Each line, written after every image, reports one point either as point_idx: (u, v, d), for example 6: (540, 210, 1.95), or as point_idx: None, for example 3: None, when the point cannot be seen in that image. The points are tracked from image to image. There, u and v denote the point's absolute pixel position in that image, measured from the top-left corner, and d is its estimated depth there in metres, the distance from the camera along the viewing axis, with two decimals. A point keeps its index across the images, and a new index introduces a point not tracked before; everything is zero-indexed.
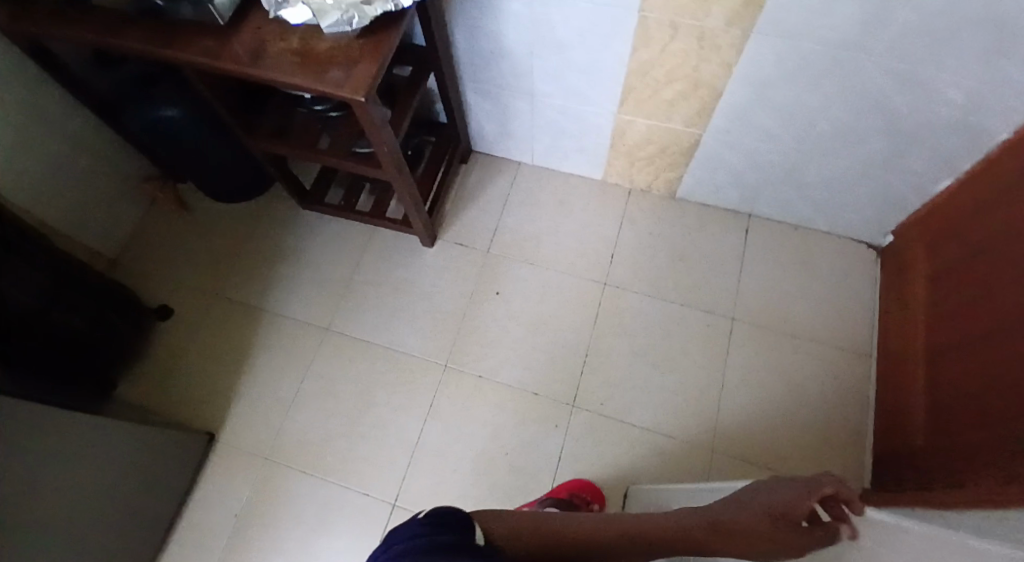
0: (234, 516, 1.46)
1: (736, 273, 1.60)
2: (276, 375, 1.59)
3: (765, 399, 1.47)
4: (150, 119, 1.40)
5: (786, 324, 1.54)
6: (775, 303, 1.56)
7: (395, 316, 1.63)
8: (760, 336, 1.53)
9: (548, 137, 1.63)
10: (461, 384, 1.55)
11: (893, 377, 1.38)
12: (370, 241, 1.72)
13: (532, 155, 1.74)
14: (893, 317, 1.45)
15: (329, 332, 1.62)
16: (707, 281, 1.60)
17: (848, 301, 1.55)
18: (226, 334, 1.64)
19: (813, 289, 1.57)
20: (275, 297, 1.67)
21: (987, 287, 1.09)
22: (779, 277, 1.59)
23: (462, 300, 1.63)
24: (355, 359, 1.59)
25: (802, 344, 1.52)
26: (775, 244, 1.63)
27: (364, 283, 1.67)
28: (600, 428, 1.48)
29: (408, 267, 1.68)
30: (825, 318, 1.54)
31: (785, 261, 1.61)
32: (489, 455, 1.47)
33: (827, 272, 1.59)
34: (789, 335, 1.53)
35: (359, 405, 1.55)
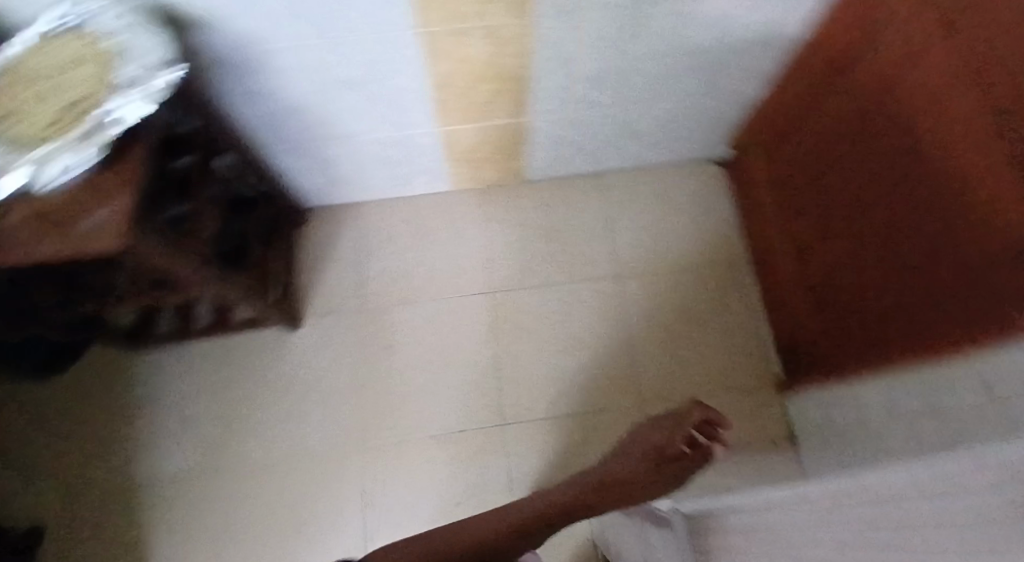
0: None
1: (607, 233, 1.63)
2: (192, 538, 1.40)
3: (673, 337, 1.54)
4: None
5: (665, 263, 1.61)
6: (651, 249, 1.62)
7: (286, 421, 1.47)
8: (649, 283, 1.59)
9: (380, 170, 1.51)
10: (386, 458, 1.44)
11: (772, 275, 1.51)
12: (228, 351, 1.52)
13: (365, 193, 1.62)
14: (755, 222, 1.56)
15: (221, 470, 1.43)
16: (583, 251, 1.62)
17: (709, 221, 1.66)
18: (116, 520, 1.40)
19: (676, 222, 1.65)
20: (150, 460, 1.45)
21: (837, 163, 1.14)
22: (645, 223, 1.65)
23: (350, 376, 1.50)
24: (265, 485, 1.42)
25: (685, 275, 1.60)
26: (630, 192, 1.68)
27: (237, 401, 1.48)
28: (542, 433, 1.45)
29: (280, 363, 1.51)
30: (694, 245, 1.63)
31: (644, 203, 1.67)
32: (446, 511, 1.40)
33: (683, 202, 1.67)
34: (672, 271, 1.60)
35: (289, 530, 1.40)
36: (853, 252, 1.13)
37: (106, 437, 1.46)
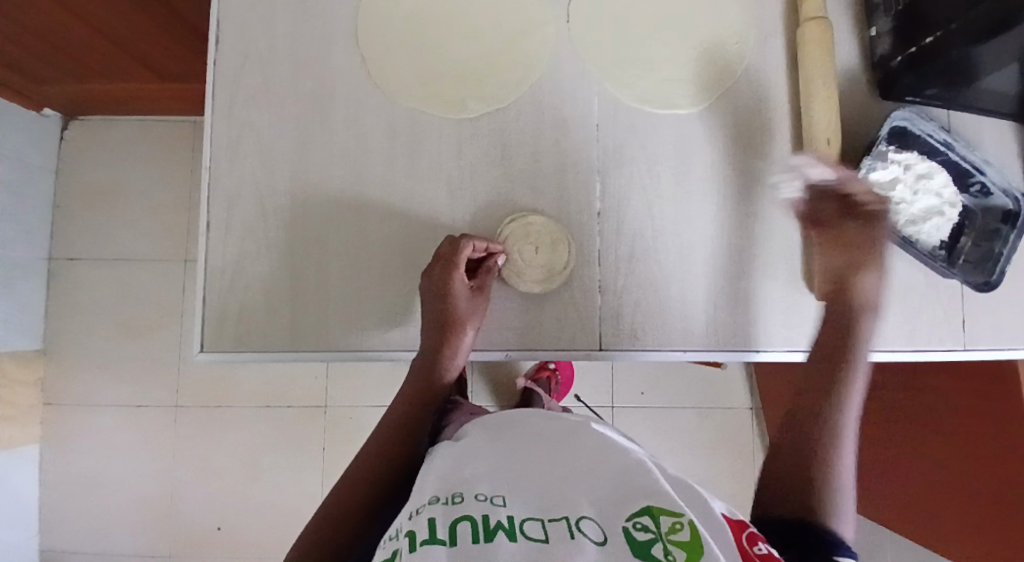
0: (309, 496, 1.43)
1: (285, 18, 0.73)
2: (119, 453, 1.42)
3: (530, 72, 0.74)
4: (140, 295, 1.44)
5: (518, 16, 0.74)
6: (405, 15, 0.73)
7: (119, 369, 1.44)
8: (463, 21, 0.74)
9: (159, 188, 1.45)
10: (213, 384, 1.45)
11: (617, 44, 0.75)
12: (64, 306, 1.43)
13: (122, 195, 1.45)
14: None
15: (102, 414, 1.43)
16: (258, 38, 0.72)
17: None
18: (65, 453, 1.42)
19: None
20: (72, 420, 1.43)
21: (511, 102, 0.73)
22: None
23: (169, 326, 1.44)
24: (139, 407, 1.43)
25: (543, 24, 0.74)
26: None
27: (85, 359, 1.43)
28: (358, 385, 1.45)
29: (86, 314, 1.44)
30: (492, 5, 0.74)
31: (302, 7, 0.73)
32: (279, 414, 1.44)
33: None
34: (486, 35, 0.74)
35: (186, 426, 1.43)
36: (730, 112, 0.75)
37: (87, 210, 1.45)
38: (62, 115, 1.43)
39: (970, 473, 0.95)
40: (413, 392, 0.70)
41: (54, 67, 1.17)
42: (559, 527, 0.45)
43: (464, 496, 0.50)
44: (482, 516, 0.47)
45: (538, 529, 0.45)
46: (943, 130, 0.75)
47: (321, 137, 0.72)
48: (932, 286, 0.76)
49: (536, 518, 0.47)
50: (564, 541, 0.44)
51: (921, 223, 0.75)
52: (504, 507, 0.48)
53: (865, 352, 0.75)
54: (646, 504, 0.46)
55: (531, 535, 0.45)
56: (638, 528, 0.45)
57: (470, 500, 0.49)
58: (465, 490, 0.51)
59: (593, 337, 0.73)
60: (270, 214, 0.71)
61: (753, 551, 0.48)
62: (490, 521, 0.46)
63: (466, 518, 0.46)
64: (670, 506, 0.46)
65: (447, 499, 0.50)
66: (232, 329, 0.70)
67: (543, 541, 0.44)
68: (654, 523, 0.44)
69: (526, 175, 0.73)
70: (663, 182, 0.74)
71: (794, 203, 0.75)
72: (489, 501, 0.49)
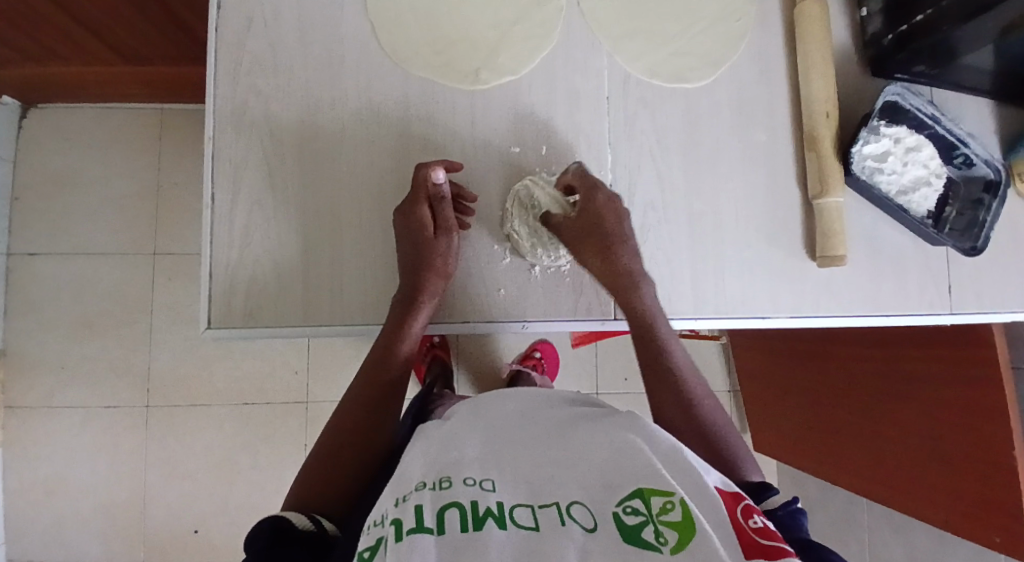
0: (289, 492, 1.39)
1: None
2: (85, 455, 1.36)
3: (536, 48, 0.75)
4: (107, 288, 1.38)
5: None
6: None
7: (84, 366, 1.37)
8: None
9: (127, 178, 1.39)
10: (185, 381, 1.39)
11: (619, 22, 0.77)
12: (21, 302, 1.36)
13: (86, 184, 1.38)
14: None
15: (67, 414, 1.36)
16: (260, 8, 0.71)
17: None
18: (25, 458, 1.35)
19: None
20: (30, 422, 1.35)
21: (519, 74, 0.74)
22: None
23: (138, 320, 1.38)
24: (107, 406, 1.37)
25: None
26: None
27: (45, 357, 1.36)
28: (340, 377, 1.43)
29: (44, 311, 1.36)
30: None
31: None
32: (258, 410, 1.40)
33: None
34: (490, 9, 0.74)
35: (158, 426, 1.38)
36: (730, 87, 0.78)
37: (47, 202, 1.37)
38: (18, 103, 1.34)
39: (946, 442, 1.00)
40: (386, 337, 0.68)
41: (16, 49, 1.11)
42: (551, 514, 0.45)
43: (452, 481, 0.48)
44: (470, 502, 0.45)
45: (527, 516, 0.45)
46: (931, 105, 0.78)
47: (334, 108, 0.71)
48: (922, 253, 0.80)
49: (526, 503, 0.46)
50: (556, 529, 0.43)
51: (911, 193, 0.78)
52: (494, 492, 0.47)
53: (859, 317, 0.78)
54: (638, 487, 0.46)
55: (521, 522, 0.44)
56: (628, 511, 0.44)
57: (458, 485, 0.47)
58: (452, 475, 0.49)
59: (607, 306, 0.74)
60: (281, 184, 0.70)
61: (747, 525, 0.45)
62: (479, 508, 0.45)
63: (454, 505, 0.45)
64: (661, 486, 0.46)
65: (434, 485, 0.48)
66: (242, 304, 0.68)
67: (535, 529, 0.43)
68: (645, 505, 0.44)
69: (539, 146, 0.75)
70: (672, 154, 0.76)
71: (796, 176, 0.78)
72: (478, 486, 0.48)
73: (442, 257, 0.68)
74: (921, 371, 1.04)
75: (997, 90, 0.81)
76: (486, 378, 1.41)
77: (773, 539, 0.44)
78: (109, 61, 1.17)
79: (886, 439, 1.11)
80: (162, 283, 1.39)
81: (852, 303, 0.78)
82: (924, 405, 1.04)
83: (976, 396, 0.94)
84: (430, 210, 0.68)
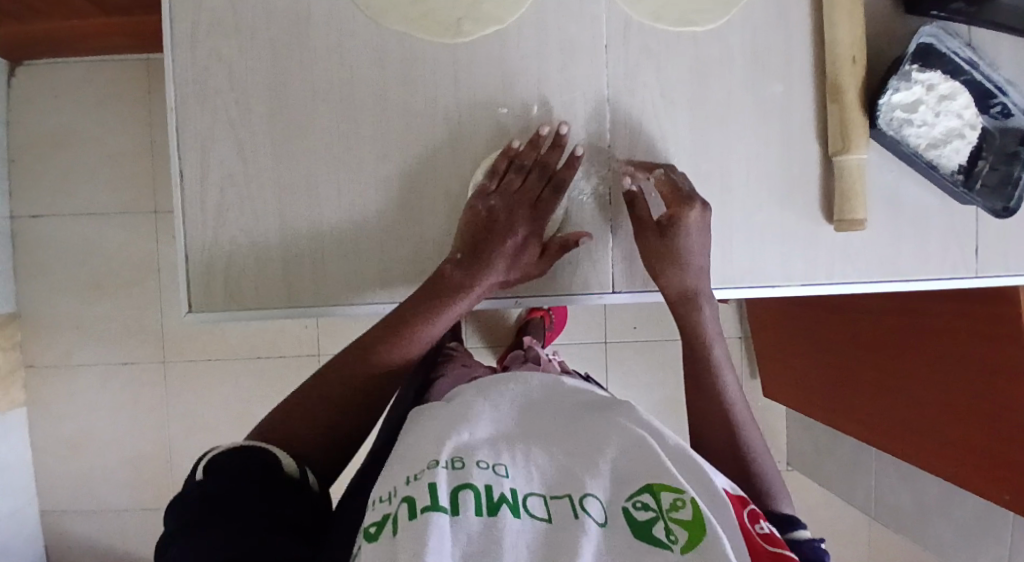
0: None
1: None
2: (105, 412, 1.39)
3: None
4: (110, 250, 1.36)
5: None
6: None
7: (96, 328, 1.37)
8: None
9: (119, 134, 1.34)
10: (195, 340, 1.39)
11: None
12: (29, 265, 1.35)
13: (80, 144, 1.34)
14: None
15: (84, 375, 1.38)
16: None
17: None
18: (49, 417, 1.38)
19: None
20: (50, 382, 1.37)
21: (510, 20, 0.67)
22: None
23: (144, 282, 1.37)
24: (121, 366, 1.38)
25: None
26: None
27: (58, 319, 1.37)
28: (348, 333, 1.42)
29: (52, 272, 1.36)
30: None
31: None
32: (268, 367, 1.41)
33: None
34: None
35: (172, 384, 1.40)
36: (745, 27, 0.70)
37: (43, 163, 1.34)
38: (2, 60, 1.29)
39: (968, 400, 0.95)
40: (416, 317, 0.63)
41: None
42: (564, 507, 0.43)
43: (465, 462, 0.45)
44: (485, 486, 0.42)
45: (540, 506, 0.43)
46: (967, 48, 0.70)
47: (305, 69, 0.65)
48: (950, 213, 0.73)
49: (538, 493, 0.44)
50: (568, 522, 0.41)
51: (943, 146, 0.71)
52: (507, 478, 0.44)
53: (876, 285, 0.73)
54: (647, 481, 0.44)
55: (534, 513, 0.42)
56: (639, 507, 0.42)
57: (472, 468, 0.44)
58: (465, 454, 0.46)
59: (605, 279, 0.71)
60: (254, 155, 0.65)
61: (755, 531, 0.46)
62: (494, 494, 0.42)
63: (468, 486, 0.42)
64: (673, 482, 0.44)
65: (447, 463, 0.45)
66: (221, 286, 0.66)
67: (547, 521, 0.42)
68: (655, 501, 0.43)
69: (530, 103, 0.68)
70: (678, 107, 0.70)
71: (815, 131, 0.71)
72: (491, 469, 0.44)
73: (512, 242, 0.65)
74: (944, 329, 0.98)
75: None
76: (494, 333, 1.39)
77: (779, 547, 0.44)
78: (84, 12, 1.10)
79: (900, 399, 1.08)
80: (164, 242, 1.37)
81: (869, 268, 0.73)
82: (944, 365, 0.99)
83: (1001, 361, 0.89)
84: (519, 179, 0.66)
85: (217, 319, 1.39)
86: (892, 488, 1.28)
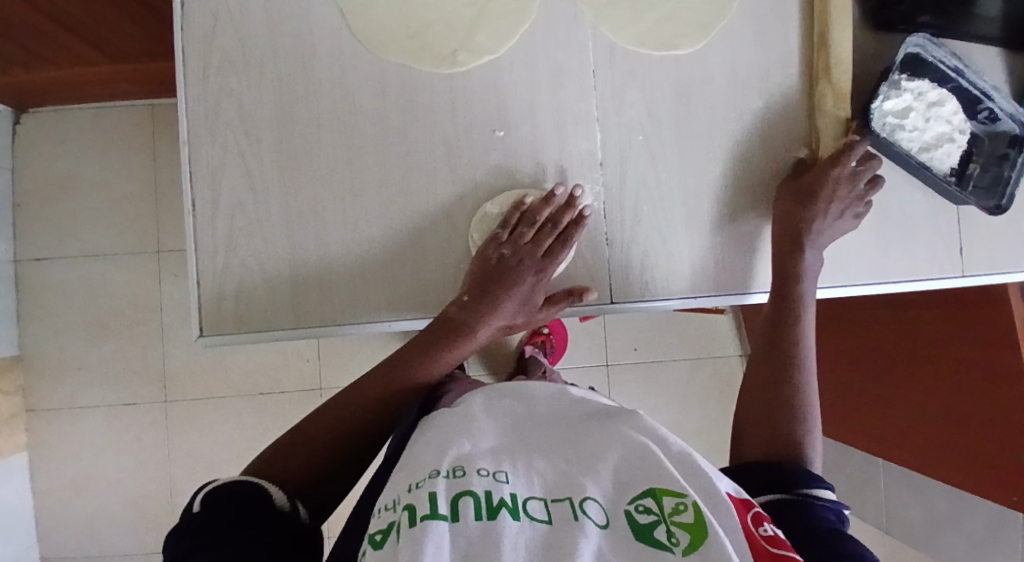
0: None
1: None
2: (108, 452, 1.38)
3: (515, 22, 0.71)
4: (114, 290, 1.38)
5: None
6: None
7: (100, 367, 1.38)
8: None
9: (123, 177, 1.38)
10: (199, 377, 1.40)
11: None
12: (34, 307, 1.37)
13: (84, 187, 1.37)
14: None
15: (88, 416, 1.38)
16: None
17: None
18: (52, 460, 1.37)
19: None
20: (55, 424, 1.37)
21: (502, 52, 0.71)
22: None
23: (148, 320, 1.39)
24: (126, 405, 1.39)
25: None
26: None
27: (62, 360, 1.38)
28: (350, 362, 1.43)
29: (57, 314, 1.37)
30: None
31: None
32: (271, 400, 1.41)
33: None
34: None
35: (176, 421, 1.40)
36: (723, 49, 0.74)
37: (49, 207, 1.37)
38: (11, 108, 1.33)
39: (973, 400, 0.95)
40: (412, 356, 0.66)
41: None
42: (564, 509, 0.43)
43: (466, 470, 0.46)
44: (485, 492, 0.43)
45: (541, 509, 0.43)
46: (955, 56, 0.73)
47: (308, 103, 0.69)
48: (934, 213, 0.76)
49: (539, 497, 0.45)
50: (569, 523, 0.41)
51: (934, 150, 0.74)
52: (507, 483, 0.45)
53: (865, 288, 0.75)
54: (650, 485, 0.45)
55: (534, 515, 0.42)
56: (640, 510, 0.43)
57: (472, 475, 0.45)
58: (467, 464, 0.47)
59: (604, 290, 0.73)
60: (262, 185, 0.68)
61: (758, 533, 0.43)
62: (493, 498, 0.42)
63: (468, 494, 0.43)
64: (673, 486, 0.44)
65: (448, 473, 0.46)
66: (232, 312, 0.68)
67: (547, 523, 0.42)
68: (657, 505, 0.43)
69: (524, 126, 0.72)
70: (665, 123, 0.73)
71: (796, 143, 0.75)
72: (491, 476, 0.45)
73: (521, 289, 0.67)
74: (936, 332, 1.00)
75: (1007, 36, 0.76)
76: None
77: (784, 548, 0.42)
78: (92, 60, 1.14)
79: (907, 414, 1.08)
80: (168, 280, 1.39)
81: (859, 271, 0.75)
82: (938, 368, 1.01)
83: (992, 357, 0.91)
84: (530, 231, 0.67)
85: (221, 354, 1.41)
86: (899, 495, 1.28)
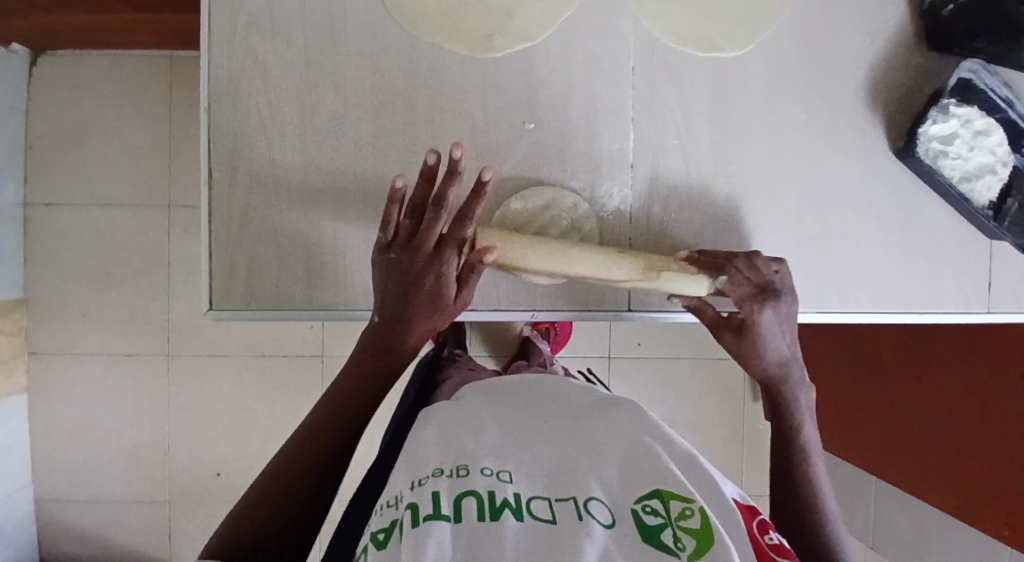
0: None
1: None
2: (107, 401, 1.39)
3: (553, 8, 0.68)
4: (121, 241, 1.37)
5: None
6: None
7: (103, 317, 1.38)
8: None
9: (137, 128, 1.35)
10: (201, 334, 1.40)
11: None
12: (41, 252, 1.36)
13: (97, 135, 1.35)
14: None
15: (88, 364, 1.38)
16: None
17: None
18: (51, 405, 1.38)
19: None
20: (55, 369, 1.38)
21: (537, 38, 0.68)
22: None
23: (154, 274, 1.38)
24: (126, 357, 1.39)
25: None
26: None
27: (66, 306, 1.37)
28: (353, 332, 1.43)
29: (63, 260, 1.36)
30: None
31: None
32: (272, 364, 1.41)
33: None
34: None
35: (175, 376, 1.40)
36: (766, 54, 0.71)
37: (60, 152, 1.35)
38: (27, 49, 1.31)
39: (981, 426, 0.94)
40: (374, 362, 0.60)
41: None
42: (568, 508, 0.41)
43: (469, 469, 0.44)
44: (488, 492, 0.41)
45: (545, 508, 0.41)
46: (1007, 86, 0.71)
47: (333, 75, 0.66)
48: (962, 240, 0.74)
49: (543, 496, 0.42)
50: (573, 524, 0.39)
51: (975, 181, 0.71)
52: (511, 483, 0.43)
53: (884, 314, 0.74)
54: (658, 488, 0.43)
55: (538, 515, 0.40)
56: (648, 511, 0.41)
57: (476, 474, 0.44)
58: (470, 462, 0.45)
59: (621, 299, 0.72)
60: (280, 156, 0.66)
61: (764, 541, 0.44)
62: (496, 499, 0.41)
63: (472, 494, 0.41)
64: (682, 491, 0.42)
65: (450, 471, 0.45)
66: (240, 283, 0.66)
67: (551, 523, 0.39)
68: (664, 507, 0.41)
69: (553, 116, 0.69)
70: (698, 126, 0.71)
71: (832, 156, 0.72)
72: (495, 476, 0.44)
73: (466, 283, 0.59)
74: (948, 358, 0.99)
75: None
76: (498, 341, 1.39)
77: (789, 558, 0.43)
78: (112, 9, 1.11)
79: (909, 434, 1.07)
80: (176, 236, 1.38)
81: (881, 294, 0.73)
82: (948, 394, 0.99)
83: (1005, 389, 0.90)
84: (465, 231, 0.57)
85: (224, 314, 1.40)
86: (888, 512, 1.28)
